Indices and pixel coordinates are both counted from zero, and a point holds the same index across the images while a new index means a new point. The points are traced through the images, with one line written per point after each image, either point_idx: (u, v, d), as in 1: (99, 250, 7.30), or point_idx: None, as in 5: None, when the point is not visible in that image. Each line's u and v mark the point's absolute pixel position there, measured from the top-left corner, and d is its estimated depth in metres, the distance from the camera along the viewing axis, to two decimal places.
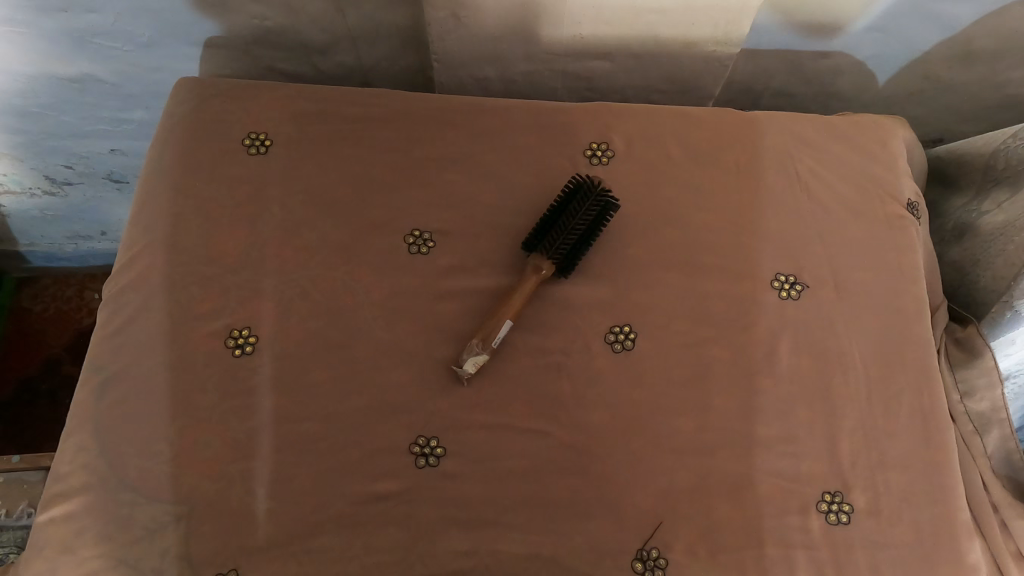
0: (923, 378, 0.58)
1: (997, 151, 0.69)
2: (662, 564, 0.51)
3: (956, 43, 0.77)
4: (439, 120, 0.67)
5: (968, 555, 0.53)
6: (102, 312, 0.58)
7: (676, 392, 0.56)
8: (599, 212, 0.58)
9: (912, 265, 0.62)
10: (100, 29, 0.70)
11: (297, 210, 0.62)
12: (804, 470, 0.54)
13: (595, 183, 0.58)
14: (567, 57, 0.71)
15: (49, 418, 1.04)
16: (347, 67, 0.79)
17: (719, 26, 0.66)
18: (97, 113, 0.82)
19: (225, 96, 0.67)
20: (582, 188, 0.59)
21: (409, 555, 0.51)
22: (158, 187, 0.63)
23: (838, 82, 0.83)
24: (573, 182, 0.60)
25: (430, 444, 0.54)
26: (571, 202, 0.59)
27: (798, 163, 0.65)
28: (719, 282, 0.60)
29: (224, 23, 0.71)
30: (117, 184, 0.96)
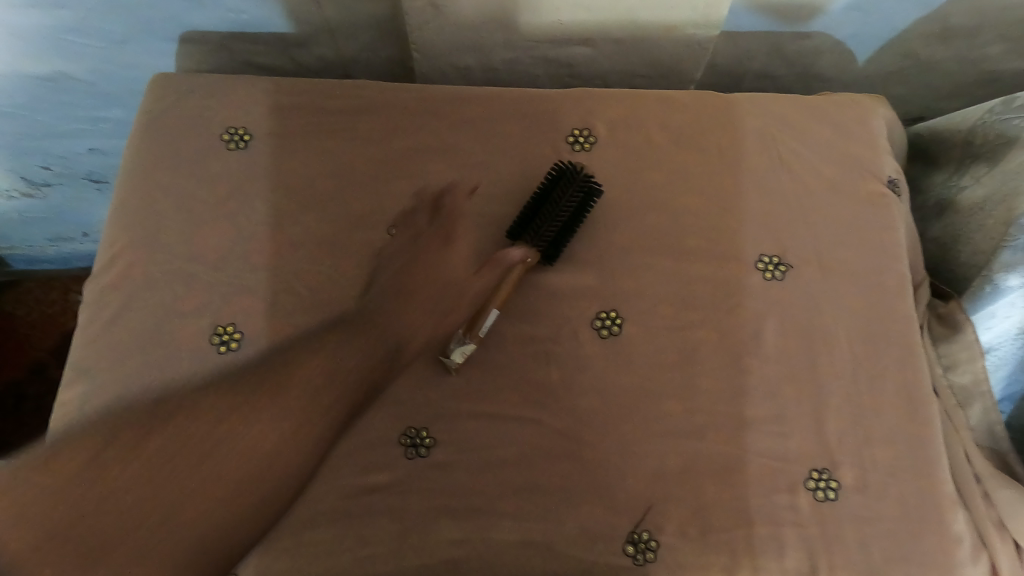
0: (907, 354, 0.59)
1: (975, 128, 0.69)
2: (653, 547, 0.51)
3: (933, 20, 0.77)
4: (420, 110, 0.66)
5: (952, 525, 0.54)
6: (85, 314, 0.58)
7: (664, 375, 0.56)
8: (584, 197, 0.59)
9: (894, 242, 0.62)
10: (71, 26, 0.68)
11: (279, 205, 0.62)
12: (792, 449, 0.55)
13: (578, 168, 0.59)
14: (548, 44, 0.71)
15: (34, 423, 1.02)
16: (326, 60, 0.78)
17: (697, 8, 0.66)
18: (73, 112, 0.81)
19: (203, 91, 0.66)
20: (565, 173, 0.59)
21: (402, 545, 0.51)
22: (136, 186, 0.62)
23: (819, 63, 0.83)
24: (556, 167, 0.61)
25: (420, 434, 0.54)
26: (554, 187, 0.59)
27: (779, 144, 0.65)
28: (705, 265, 0.60)
29: (200, 18, 0.70)
30: (97, 184, 0.95)
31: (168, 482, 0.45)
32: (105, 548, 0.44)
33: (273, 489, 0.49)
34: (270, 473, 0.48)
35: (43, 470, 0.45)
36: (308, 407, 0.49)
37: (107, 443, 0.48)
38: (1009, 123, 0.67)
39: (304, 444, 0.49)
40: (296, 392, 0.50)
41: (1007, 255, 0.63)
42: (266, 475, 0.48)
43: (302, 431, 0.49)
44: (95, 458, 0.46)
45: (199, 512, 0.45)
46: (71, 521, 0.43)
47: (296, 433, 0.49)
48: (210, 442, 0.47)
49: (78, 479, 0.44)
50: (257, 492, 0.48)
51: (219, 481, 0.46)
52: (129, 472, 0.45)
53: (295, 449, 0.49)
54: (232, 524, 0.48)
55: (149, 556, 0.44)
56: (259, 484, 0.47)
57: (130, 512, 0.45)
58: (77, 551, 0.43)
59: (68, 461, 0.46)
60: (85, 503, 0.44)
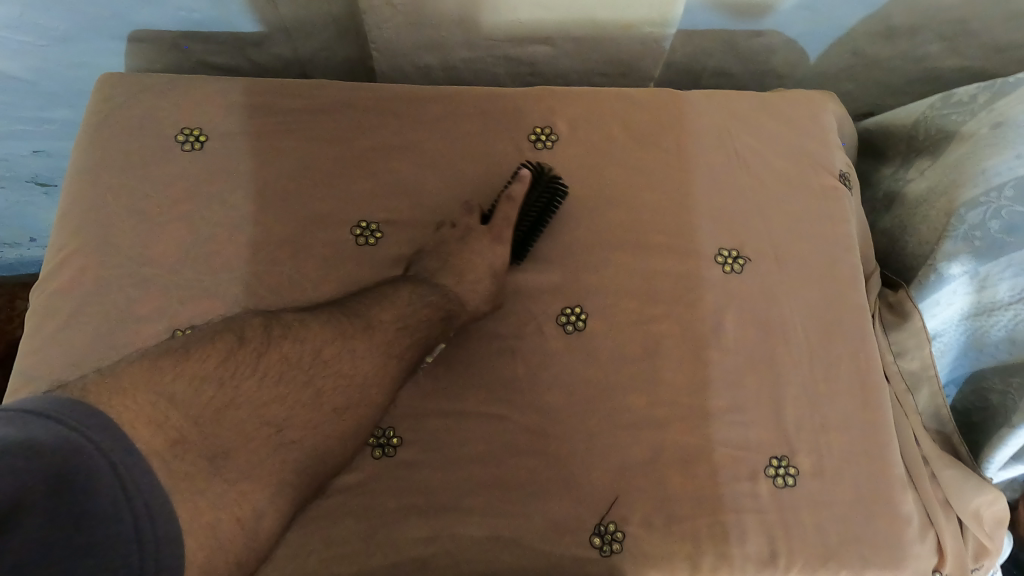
0: (860, 342, 0.61)
1: (918, 123, 0.72)
2: (620, 537, 0.52)
3: (878, 20, 0.80)
4: (380, 108, 0.66)
5: (902, 506, 0.56)
6: (32, 320, 0.57)
7: (629, 369, 0.57)
8: (549, 198, 0.60)
9: (846, 234, 0.64)
10: (8, 23, 0.64)
11: (238, 207, 0.61)
12: (753, 437, 0.56)
13: (543, 169, 0.61)
14: (508, 43, 0.71)
15: None
16: (283, 59, 0.77)
17: (653, 7, 0.67)
18: (14, 113, 0.75)
19: (155, 90, 0.64)
20: (530, 174, 0.61)
21: (370, 545, 0.51)
22: (87, 189, 0.60)
23: (773, 60, 0.85)
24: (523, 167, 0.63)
25: (386, 434, 0.54)
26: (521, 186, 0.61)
27: (735, 139, 0.66)
28: (666, 259, 0.61)
29: (150, 16, 0.68)
30: (44, 187, 0.89)
31: (272, 398, 0.43)
32: (223, 456, 0.39)
33: (360, 423, 0.48)
34: (355, 406, 0.47)
35: (202, 368, 0.40)
36: (390, 343, 0.51)
37: (234, 336, 0.43)
38: (949, 117, 0.70)
39: (388, 380, 0.50)
40: (381, 329, 0.51)
41: (949, 245, 0.64)
42: (352, 406, 0.47)
43: (388, 363, 0.50)
44: (230, 360, 0.42)
45: (298, 434, 0.43)
46: (195, 425, 0.38)
47: (382, 366, 0.50)
48: (322, 369, 0.46)
49: (220, 382, 0.40)
50: (348, 424, 0.47)
51: (316, 402, 0.45)
52: (250, 383, 0.42)
53: (382, 383, 0.49)
54: (320, 458, 0.45)
55: (253, 472, 0.40)
56: (346, 416, 0.47)
57: (250, 425, 0.41)
58: (211, 460, 0.38)
59: (209, 357, 0.41)
60: (207, 407, 0.39)
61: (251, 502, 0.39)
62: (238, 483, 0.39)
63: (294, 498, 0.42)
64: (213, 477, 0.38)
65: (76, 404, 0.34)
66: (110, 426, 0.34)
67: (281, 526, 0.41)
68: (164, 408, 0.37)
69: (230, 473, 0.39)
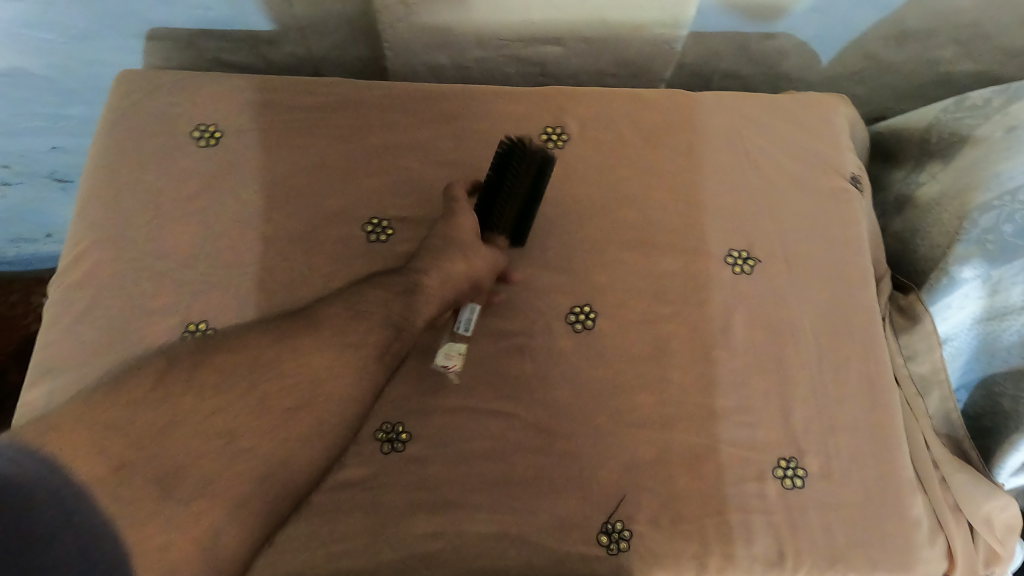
0: (869, 345, 0.60)
1: (931, 127, 0.72)
2: (627, 536, 0.52)
3: (891, 23, 0.79)
4: (392, 107, 0.66)
5: (911, 509, 0.56)
6: (49, 312, 0.58)
7: (637, 368, 0.57)
8: (538, 175, 0.57)
9: (857, 236, 0.64)
10: (29, 18, 0.65)
11: (251, 203, 0.61)
12: (760, 438, 0.56)
13: (524, 146, 0.57)
14: (519, 43, 0.71)
15: None
16: (297, 58, 0.77)
17: (665, 8, 0.67)
18: (34, 109, 0.76)
19: (171, 87, 0.65)
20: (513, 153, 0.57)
21: (377, 540, 0.51)
22: (104, 183, 0.61)
23: (785, 63, 0.85)
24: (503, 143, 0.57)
25: (395, 429, 0.54)
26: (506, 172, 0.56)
27: (747, 141, 0.66)
28: (675, 260, 0.61)
29: (167, 14, 0.69)
30: (61, 184, 0.89)
31: (218, 409, 0.44)
32: (175, 474, 0.41)
33: (323, 421, 0.46)
34: (311, 405, 0.46)
35: (143, 393, 0.42)
36: (344, 338, 0.49)
37: (183, 356, 0.45)
38: (962, 121, 0.70)
39: (347, 375, 0.48)
40: (333, 327, 0.49)
41: (961, 248, 0.64)
42: (307, 404, 0.46)
43: (347, 357, 0.48)
44: (171, 380, 0.43)
45: (251, 442, 0.44)
46: (139, 450, 0.41)
47: (338, 363, 0.48)
48: (267, 373, 0.46)
49: (158, 408, 0.42)
50: (308, 424, 0.46)
51: (263, 407, 0.45)
52: (191, 400, 0.43)
53: (341, 377, 0.48)
54: (282, 463, 0.45)
55: (210, 487, 0.42)
56: (302, 416, 0.46)
57: (197, 441, 0.42)
58: (160, 481, 0.41)
59: (150, 382, 0.43)
60: (148, 428, 0.41)
61: (207, 517, 0.41)
62: (193, 500, 0.41)
63: (259, 509, 0.43)
64: (162, 497, 0.40)
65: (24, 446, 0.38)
66: (52, 462, 0.39)
67: (252, 536, 0.43)
68: (105, 438, 0.40)
69: (184, 491, 0.41)
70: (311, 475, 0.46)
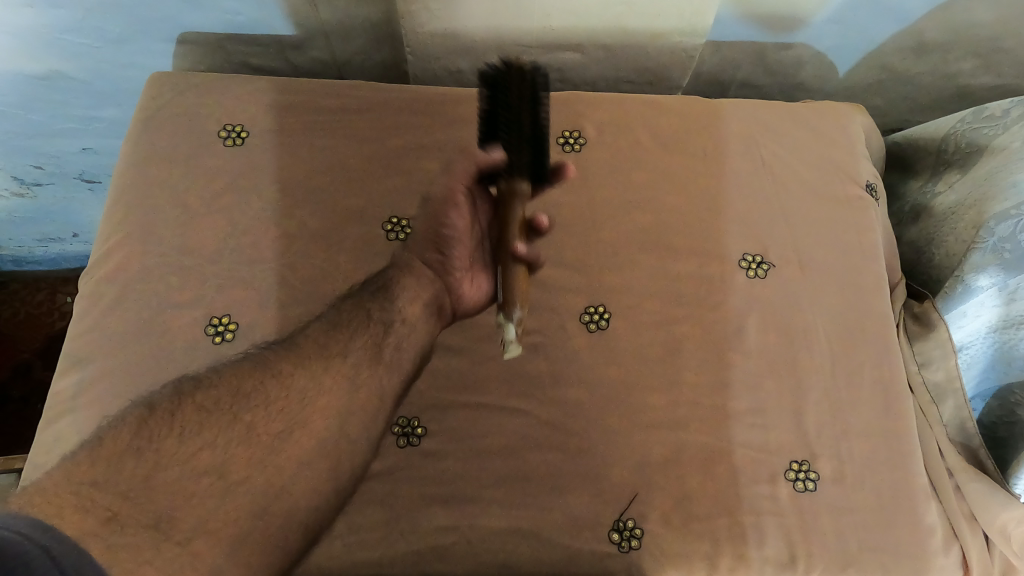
0: (883, 351, 0.61)
1: (948, 136, 0.72)
2: (638, 534, 0.53)
3: (909, 35, 0.80)
4: (413, 109, 0.68)
5: (925, 516, 0.56)
6: (79, 304, 0.59)
7: (650, 369, 0.58)
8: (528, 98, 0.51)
9: (872, 243, 0.65)
10: (67, 25, 0.67)
11: (275, 201, 0.63)
12: (773, 441, 0.56)
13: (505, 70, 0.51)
14: (539, 50, 0.73)
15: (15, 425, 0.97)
16: (321, 62, 0.79)
17: (684, 17, 0.68)
18: (67, 111, 0.78)
19: (200, 88, 0.67)
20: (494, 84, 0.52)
21: (392, 531, 0.52)
22: (134, 181, 0.63)
23: (802, 73, 0.86)
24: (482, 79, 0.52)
25: (411, 424, 0.55)
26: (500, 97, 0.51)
27: (762, 147, 0.66)
28: (690, 263, 0.62)
29: (197, 19, 0.70)
30: (89, 184, 0.91)
31: (203, 444, 0.40)
32: (168, 518, 0.37)
33: (321, 440, 0.44)
34: (304, 424, 0.44)
35: (116, 449, 0.38)
36: (330, 353, 0.48)
37: (161, 402, 0.42)
38: (979, 132, 0.69)
39: (338, 389, 0.46)
40: (314, 345, 0.48)
41: (977, 256, 0.64)
42: (299, 425, 0.44)
43: (335, 369, 0.47)
44: (148, 428, 0.40)
45: (243, 473, 0.41)
46: (126, 500, 0.36)
47: (327, 375, 0.46)
48: (249, 402, 0.43)
49: (141, 451, 0.38)
50: (305, 444, 0.44)
51: (252, 435, 0.42)
52: (172, 442, 0.39)
53: (332, 391, 0.46)
54: (282, 490, 0.42)
55: (207, 526, 0.38)
56: (296, 437, 0.43)
57: (187, 481, 0.39)
58: (155, 528, 0.36)
59: (125, 433, 0.39)
60: (132, 480, 0.37)
61: (208, 559, 0.37)
62: (192, 541, 0.37)
63: (262, 543, 0.40)
64: (159, 543, 0.36)
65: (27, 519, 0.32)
66: (36, 522, 0.32)
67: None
68: (88, 495, 0.35)
69: (181, 532, 0.37)
70: (319, 499, 0.43)
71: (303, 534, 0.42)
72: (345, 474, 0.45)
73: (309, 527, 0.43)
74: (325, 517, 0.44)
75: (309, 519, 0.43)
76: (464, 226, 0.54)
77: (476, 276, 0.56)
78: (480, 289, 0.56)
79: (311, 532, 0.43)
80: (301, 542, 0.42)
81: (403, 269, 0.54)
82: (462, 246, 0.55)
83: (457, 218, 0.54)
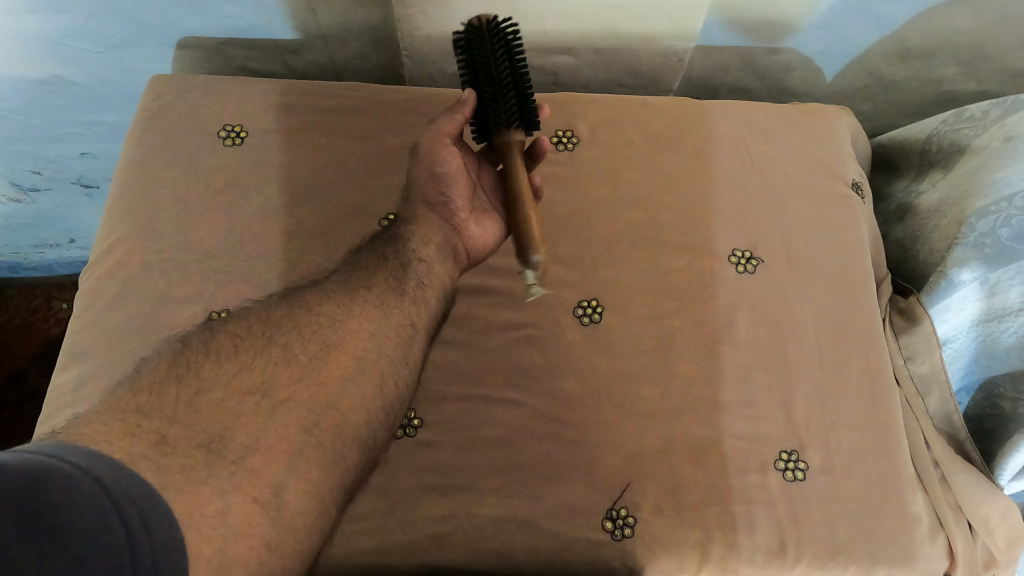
0: (870, 344, 0.62)
1: (930, 137, 0.74)
2: (631, 523, 0.54)
3: (893, 41, 0.82)
4: (409, 109, 0.69)
5: (911, 505, 0.57)
6: (80, 300, 0.60)
7: (642, 361, 0.59)
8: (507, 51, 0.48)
9: (858, 239, 0.66)
10: (69, 30, 0.68)
11: (273, 199, 0.64)
12: (762, 431, 0.58)
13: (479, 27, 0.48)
14: (533, 52, 0.75)
15: (10, 430, 0.97)
16: (319, 66, 0.81)
17: (675, 21, 0.69)
18: (67, 116, 0.79)
19: (200, 90, 0.68)
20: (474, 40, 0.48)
21: (389, 520, 0.53)
22: (135, 180, 0.64)
23: (790, 78, 0.88)
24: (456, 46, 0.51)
25: (407, 415, 0.56)
26: (473, 56, 0.48)
27: (751, 147, 0.68)
28: (680, 258, 0.63)
29: (197, 24, 0.72)
30: (87, 189, 0.92)
31: (240, 366, 0.39)
32: (219, 439, 0.35)
33: (362, 358, 0.43)
34: (340, 345, 0.43)
35: (157, 377, 0.37)
36: (355, 287, 0.47)
37: (193, 336, 0.40)
38: (960, 132, 0.71)
39: (370, 313, 0.45)
40: (340, 284, 0.47)
41: (960, 251, 0.65)
42: (336, 345, 0.42)
43: (361, 301, 0.46)
44: (185, 358, 0.38)
45: (288, 392, 0.39)
46: (174, 423, 0.35)
47: (354, 304, 0.46)
48: (281, 328, 0.42)
49: (180, 379, 0.37)
50: (345, 363, 0.42)
51: (290, 357, 0.41)
52: (211, 367, 0.38)
53: (361, 317, 0.45)
54: (331, 407, 0.40)
55: (262, 443, 0.36)
56: (335, 355, 0.42)
57: (231, 402, 0.37)
58: (207, 448, 0.35)
59: (160, 366, 0.37)
60: (176, 405, 0.35)
61: (266, 476, 0.36)
62: (247, 459, 0.35)
63: (317, 462, 0.38)
64: (213, 460, 0.34)
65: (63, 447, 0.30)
66: (87, 451, 0.30)
67: (322, 491, 0.38)
68: (134, 421, 0.34)
69: (234, 452, 0.35)
70: (371, 416, 0.42)
71: (360, 452, 0.41)
72: (391, 396, 0.44)
73: (365, 446, 0.42)
74: (379, 436, 0.43)
75: (365, 433, 0.42)
76: (457, 167, 0.53)
77: (480, 218, 0.55)
78: (488, 231, 0.55)
79: (369, 448, 0.42)
80: (362, 458, 0.41)
81: (412, 218, 0.54)
82: (461, 184, 0.53)
83: (451, 157, 0.52)
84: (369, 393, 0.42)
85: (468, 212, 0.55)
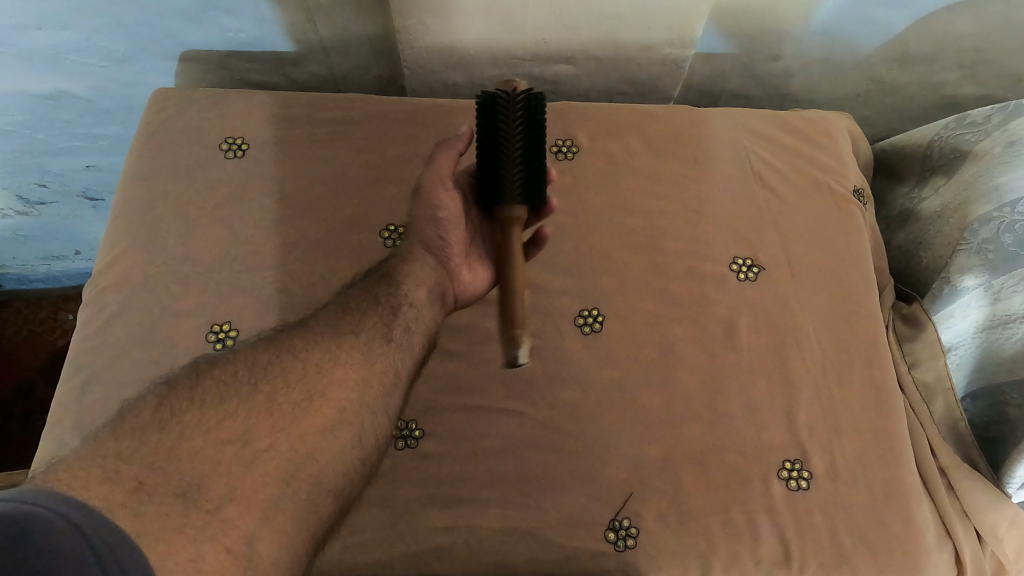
0: (874, 350, 0.62)
1: (933, 143, 0.75)
2: (633, 534, 0.53)
3: (894, 46, 0.82)
4: (409, 120, 0.70)
5: (917, 514, 0.56)
6: (82, 313, 0.60)
7: (642, 370, 0.59)
8: (531, 126, 0.47)
9: (860, 246, 0.66)
10: (73, 45, 0.68)
11: (273, 210, 0.64)
12: (766, 440, 0.57)
13: (507, 98, 0.46)
14: (532, 62, 0.75)
15: (18, 442, 0.97)
16: (321, 77, 0.81)
17: (673, 29, 0.69)
18: (72, 130, 0.79)
19: (201, 103, 0.69)
20: (498, 108, 0.46)
21: (390, 533, 0.53)
22: (137, 194, 0.64)
23: (791, 84, 0.88)
24: (481, 99, 0.48)
25: (409, 427, 0.56)
26: (493, 125, 0.47)
27: (751, 154, 0.68)
28: (681, 266, 0.63)
29: (199, 38, 0.72)
30: (92, 202, 0.92)
31: (224, 414, 0.38)
32: (197, 488, 0.34)
33: (342, 409, 0.42)
34: (323, 394, 0.42)
35: (140, 422, 0.35)
36: (342, 329, 0.46)
37: (179, 377, 0.39)
38: (963, 137, 0.71)
39: (353, 360, 0.44)
40: (325, 324, 0.46)
41: (964, 258, 0.66)
42: (319, 394, 0.41)
43: (347, 346, 0.45)
44: (168, 403, 0.37)
45: (269, 441, 0.38)
46: (153, 471, 0.34)
47: (341, 350, 0.44)
48: (267, 373, 0.41)
49: (163, 425, 0.36)
50: (326, 413, 0.41)
51: (272, 406, 0.39)
52: (193, 413, 0.37)
53: (348, 364, 0.44)
54: (308, 455, 0.39)
55: (238, 493, 0.35)
56: (318, 405, 0.41)
57: (210, 450, 0.36)
58: (185, 497, 0.34)
59: (144, 411, 0.36)
60: (156, 451, 0.35)
61: (241, 525, 0.34)
62: (222, 509, 0.34)
63: (295, 509, 0.37)
64: (189, 510, 0.33)
65: (53, 492, 0.30)
66: (69, 497, 0.31)
67: (304, 529, 0.37)
68: (114, 466, 0.33)
69: (210, 501, 0.34)
70: (347, 466, 0.41)
71: (335, 500, 0.40)
72: (370, 446, 0.43)
73: (340, 495, 0.40)
74: (355, 483, 0.41)
75: (341, 482, 0.40)
76: (454, 211, 0.52)
77: (472, 265, 0.55)
78: (478, 278, 0.56)
79: (343, 499, 0.40)
80: (335, 508, 0.40)
81: (407, 256, 0.53)
82: (457, 230, 0.53)
83: (450, 201, 0.52)
84: (351, 452, 0.41)
85: (462, 258, 0.55)
